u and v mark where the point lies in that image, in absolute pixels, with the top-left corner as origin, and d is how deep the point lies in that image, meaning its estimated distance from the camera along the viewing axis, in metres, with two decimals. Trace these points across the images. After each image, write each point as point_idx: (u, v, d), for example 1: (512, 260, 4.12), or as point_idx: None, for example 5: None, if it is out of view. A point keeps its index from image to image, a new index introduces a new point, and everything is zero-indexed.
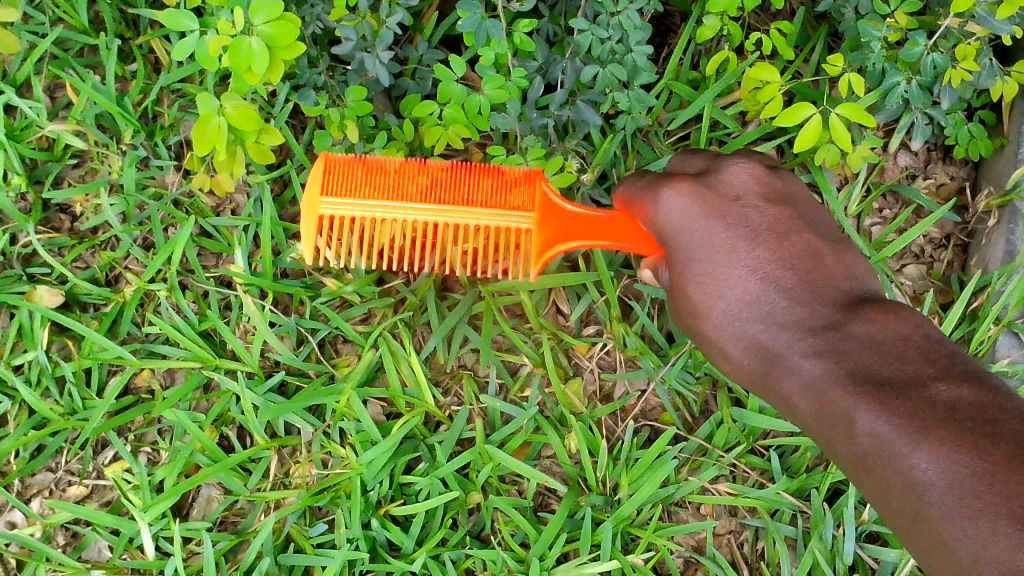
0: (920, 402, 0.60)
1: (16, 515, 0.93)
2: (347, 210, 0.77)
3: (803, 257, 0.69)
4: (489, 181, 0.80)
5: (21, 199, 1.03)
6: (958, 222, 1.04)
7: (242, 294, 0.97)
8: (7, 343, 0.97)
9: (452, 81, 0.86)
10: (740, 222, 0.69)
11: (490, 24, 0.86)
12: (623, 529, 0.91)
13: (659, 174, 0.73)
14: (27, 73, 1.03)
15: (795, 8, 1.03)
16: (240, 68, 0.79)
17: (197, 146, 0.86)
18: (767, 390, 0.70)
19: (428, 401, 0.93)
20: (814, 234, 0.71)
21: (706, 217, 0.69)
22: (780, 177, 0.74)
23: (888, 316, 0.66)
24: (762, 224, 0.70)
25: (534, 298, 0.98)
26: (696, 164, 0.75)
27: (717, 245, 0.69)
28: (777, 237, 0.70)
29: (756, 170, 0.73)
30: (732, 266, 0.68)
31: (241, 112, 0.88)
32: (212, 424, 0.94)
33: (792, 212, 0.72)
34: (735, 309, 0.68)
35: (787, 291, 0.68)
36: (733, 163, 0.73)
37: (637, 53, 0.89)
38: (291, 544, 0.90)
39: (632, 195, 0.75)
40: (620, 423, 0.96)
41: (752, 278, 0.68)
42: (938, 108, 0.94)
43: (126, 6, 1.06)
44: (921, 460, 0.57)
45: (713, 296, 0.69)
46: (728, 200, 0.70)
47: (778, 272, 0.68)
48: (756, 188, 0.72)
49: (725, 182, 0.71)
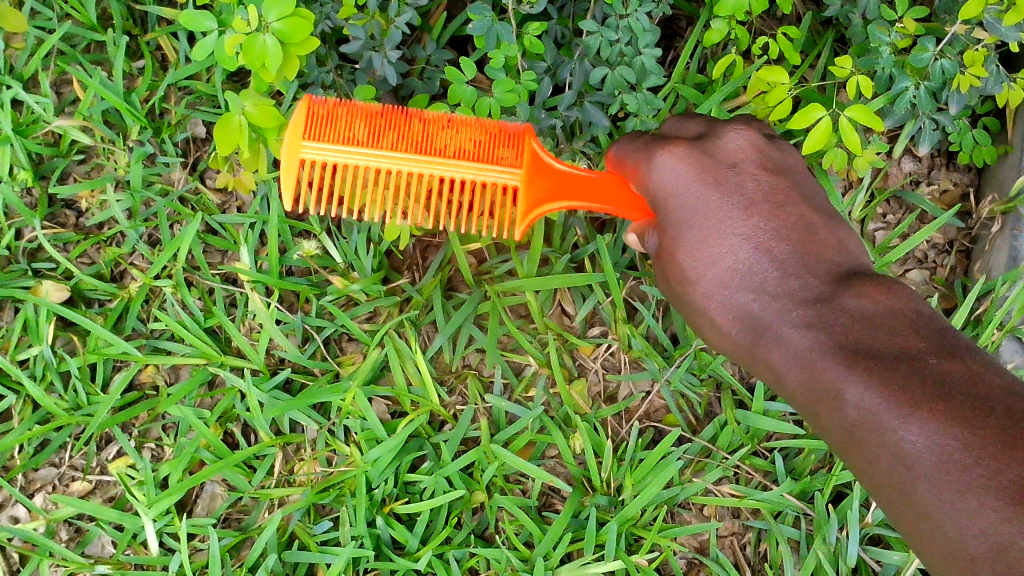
0: (910, 375, 0.59)
1: (20, 510, 0.93)
2: (329, 155, 0.75)
3: (797, 229, 0.69)
4: (479, 135, 0.78)
5: (27, 194, 1.03)
6: (961, 229, 1.04)
7: (248, 291, 0.97)
8: (11, 337, 0.97)
9: (461, 83, 0.87)
10: (736, 190, 0.69)
11: (500, 27, 0.87)
12: (627, 530, 0.91)
13: (654, 140, 0.73)
14: (34, 68, 1.03)
15: (802, 13, 1.04)
16: (254, 63, 0.81)
17: (218, 144, 0.86)
18: (755, 361, 0.70)
19: (433, 400, 0.94)
20: (808, 206, 0.71)
21: (700, 183, 0.69)
22: (777, 147, 0.73)
23: (880, 290, 0.65)
24: (758, 193, 0.69)
25: (540, 298, 0.98)
26: (693, 129, 0.75)
27: (711, 211, 0.68)
28: (773, 207, 0.69)
29: (754, 138, 0.72)
30: (725, 234, 0.68)
31: (262, 110, 0.88)
32: (217, 421, 0.94)
33: (788, 181, 0.71)
34: (725, 278, 0.68)
35: (779, 261, 0.67)
36: (730, 129, 0.72)
37: (646, 55, 0.90)
38: (295, 542, 0.90)
39: (626, 159, 0.75)
40: (625, 425, 0.96)
41: (745, 246, 0.68)
42: (944, 114, 0.94)
43: (134, 3, 1.07)
44: (909, 434, 0.57)
45: (704, 265, 0.69)
46: (725, 167, 0.70)
47: (771, 243, 0.68)
48: (754, 157, 0.71)
49: (722, 149, 0.71)
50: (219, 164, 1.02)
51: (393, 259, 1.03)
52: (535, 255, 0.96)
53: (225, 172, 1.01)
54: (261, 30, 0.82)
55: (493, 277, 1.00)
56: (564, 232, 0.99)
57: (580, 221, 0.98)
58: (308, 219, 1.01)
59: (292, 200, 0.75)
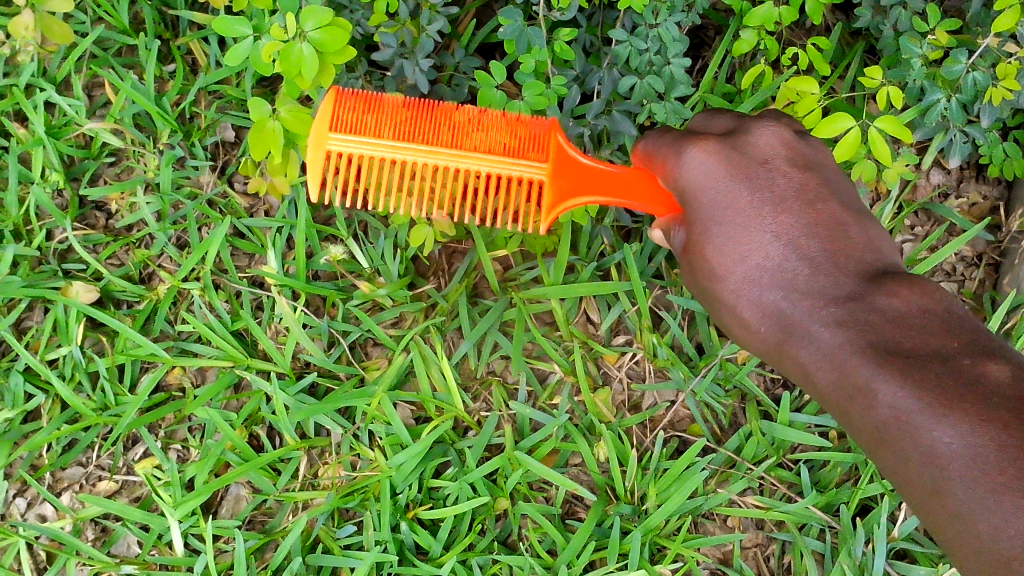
0: (943, 375, 0.60)
1: (47, 508, 0.94)
2: (355, 147, 0.74)
3: (828, 227, 0.67)
4: (506, 130, 0.76)
5: (58, 195, 1.04)
6: (990, 242, 1.04)
7: (275, 295, 0.97)
8: (41, 337, 0.98)
9: (491, 88, 0.88)
10: (766, 187, 0.67)
11: (531, 31, 0.88)
12: (651, 539, 0.91)
13: (682, 135, 0.72)
14: (67, 71, 1.04)
15: (831, 24, 1.04)
16: (291, 72, 0.82)
17: (253, 150, 0.87)
18: (782, 358, 0.69)
19: (458, 406, 0.94)
20: (839, 203, 0.69)
21: (731, 179, 0.67)
22: (808, 143, 0.72)
23: (912, 288, 0.65)
24: (788, 190, 0.68)
25: (565, 306, 0.98)
26: (722, 124, 0.73)
27: (740, 207, 0.67)
28: (803, 203, 0.68)
29: (785, 134, 0.71)
30: (755, 232, 0.67)
31: (296, 115, 0.89)
32: (243, 423, 0.95)
33: (818, 179, 0.70)
34: (753, 275, 0.67)
35: (809, 259, 0.67)
36: (760, 125, 0.71)
37: (675, 65, 0.90)
38: (319, 546, 0.91)
39: (654, 154, 0.73)
40: (649, 434, 0.96)
41: (775, 244, 0.67)
42: (975, 126, 0.93)
43: (166, 7, 1.08)
44: (942, 434, 0.58)
45: (732, 261, 0.67)
46: (755, 163, 0.68)
47: (802, 240, 0.67)
48: (784, 154, 0.70)
49: (753, 145, 0.69)
50: (250, 169, 1.01)
51: (419, 265, 1.03)
52: (561, 263, 0.96)
53: (256, 177, 1.01)
54: (297, 38, 0.83)
55: (519, 284, 1.00)
56: (590, 240, 0.99)
57: (606, 229, 0.98)
58: (335, 224, 1.02)
59: (317, 191, 0.74)
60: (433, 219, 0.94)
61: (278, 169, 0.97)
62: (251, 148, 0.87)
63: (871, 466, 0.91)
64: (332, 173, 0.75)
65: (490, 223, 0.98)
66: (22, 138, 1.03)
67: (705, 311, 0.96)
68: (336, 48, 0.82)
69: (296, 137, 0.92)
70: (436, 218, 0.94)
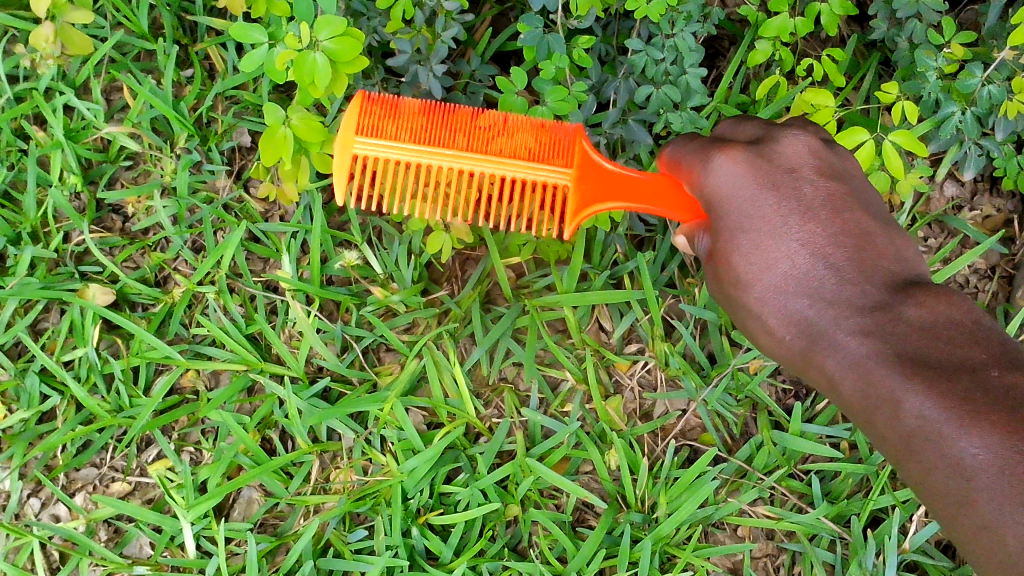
0: (972, 387, 0.61)
1: (61, 508, 0.95)
2: (380, 151, 0.74)
3: (856, 236, 0.68)
4: (532, 135, 0.77)
5: (75, 198, 1.05)
6: (1004, 255, 1.03)
7: (290, 299, 0.97)
8: (57, 338, 0.99)
9: (512, 93, 0.89)
10: (794, 196, 0.67)
11: (550, 38, 0.89)
12: (661, 548, 0.91)
13: (708, 143, 0.72)
14: (86, 74, 1.05)
15: (846, 35, 1.04)
16: (304, 82, 0.82)
17: (262, 155, 0.88)
18: (807, 366, 0.70)
19: (469, 412, 0.94)
20: (866, 213, 0.69)
21: (758, 187, 0.67)
22: (834, 152, 0.72)
23: (939, 299, 0.65)
24: (816, 199, 0.68)
25: (578, 314, 0.98)
26: (748, 131, 0.73)
27: (768, 216, 0.67)
28: (830, 212, 0.68)
29: (812, 143, 0.71)
30: (782, 240, 0.67)
31: (308, 125, 0.90)
32: (256, 427, 0.96)
33: (845, 188, 0.70)
34: (780, 283, 0.67)
35: (836, 268, 0.67)
36: (787, 133, 0.71)
37: (691, 75, 0.91)
38: (330, 549, 0.91)
39: (681, 161, 0.73)
40: (661, 443, 0.96)
41: (802, 252, 0.67)
42: (990, 139, 0.93)
43: (184, 13, 1.09)
44: (971, 445, 0.59)
45: (759, 269, 0.67)
46: (783, 171, 0.68)
47: (829, 249, 0.67)
48: (811, 162, 0.70)
49: (781, 153, 0.69)
50: (261, 173, 1.03)
51: (433, 271, 1.03)
52: (574, 270, 0.96)
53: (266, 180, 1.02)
54: (311, 48, 0.83)
55: (532, 291, 1.00)
56: (603, 248, 1.00)
57: (620, 238, 0.98)
58: (350, 229, 1.03)
59: (342, 195, 0.74)
60: (449, 225, 0.95)
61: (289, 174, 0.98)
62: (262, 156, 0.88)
63: (882, 478, 0.91)
64: (357, 176, 0.75)
65: (504, 230, 0.98)
66: (41, 141, 1.04)
67: (717, 321, 0.97)
68: (349, 58, 0.83)
69: (306, 143, 0.93)
70: (452, 225, 0.94)
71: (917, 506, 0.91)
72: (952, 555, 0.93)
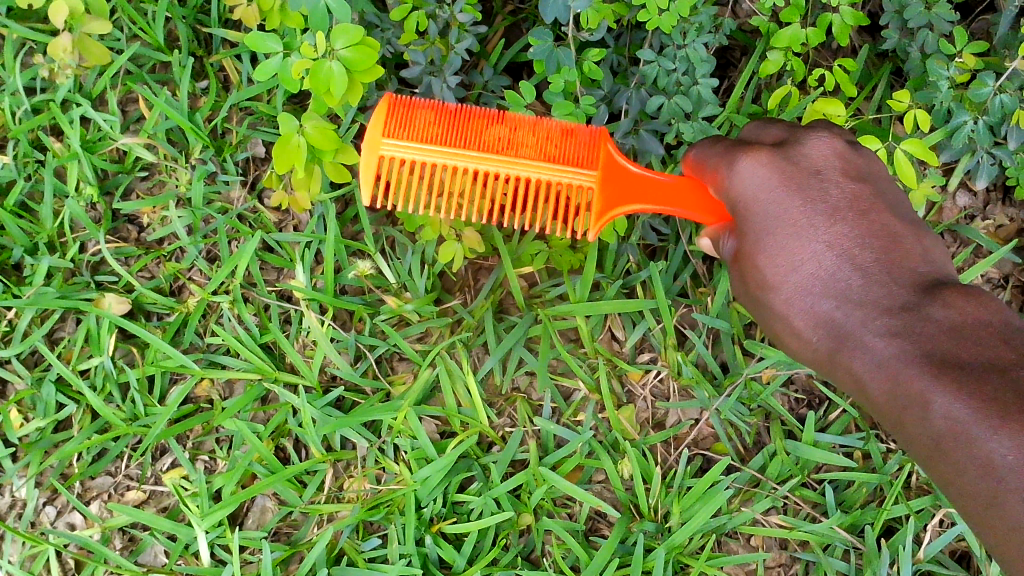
0: (1001, 387, 0.59)
1: (76, 517, 0.96)
2: (408, 153, 0.75)
3: (882, 237, 0.68)
4: (554, 137, 0.79)
5: (92, 208, 1.06)
6: (1017, 264, 1.03)
7: (304, 309, 0.99)
8: (74, 347, 0.99)
9: (520, 106, 0.90)
10: (819, 198, 0.68)
11: (561, 52, 0.89)
12: (675, 557, 0.91)
13: (733, 146, 0.72)
14: (103, 86, 1.06)
15: (858, 46, 1.04)
16: (319, 88, 0.83)
17: (277, 164, 0.87)
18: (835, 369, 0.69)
19: (482, 421, 0.95)
20: (893, 214, 0.69)
21: (783, 188, 0.68)
22: (860, 154, 0.72)
23: (968, 301, 0.64)
24: (841, 200, 0.68)
25: (590, 323, 0.99)
26: (773, 134, 0.74)
27: (793, 217, 0.67)
28: (855, 213, 0.68)
29: (836, 145, 0.71)
30: (807, 241, 0.67)
31: (322, 133, 0.89)
32: (270, 435, 0.96)
33: (871, 190, 0.70)
34: (807, 284, 0.67)
35: (862, 269, 0.67)
36: (813, 136, 0.71)
37: (702, 84, 0.91)
38: (343, 558, 0.91)
39: (706, 164, 0.74)
40: (673, 452, 0.96)
41: (828, 254, 0.67)
42: (1002, 148, 0.93)
43: (199, 25, 1.10)
44: (1001, 445, 0.57)
45: (784, 269, 0.67)
46: (808, 173, 0.69)
47: (855, 250, 0.67)
48: (836, 164, 0.70)
49: (806, 155, 0.70)
50: (273, 182, 1.02)
51: (446, 280, 1.04)
52: (587, 280, 0.97)
53: (279, 190, 1.02)
54: (327, 55, 0.83)
55: (544, 301, 1.01)
56: (615, 258, 1.00)
57: (632, 247, 0.98)
58: (363, 239, 1.04)
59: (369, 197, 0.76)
60: (462, 235, 0.95)
61: (300, 182, 0.96)
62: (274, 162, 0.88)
63: (896, 487, 0.91)
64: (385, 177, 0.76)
65: (516, 240, 0.99)
66: (57, 152, 1.05)
67: (730, 330, 0.97)
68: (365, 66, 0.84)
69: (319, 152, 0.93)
70: (465, 234, 0.95)
71: (931, 516, 0.91)
72: (966, 565, 0.93)
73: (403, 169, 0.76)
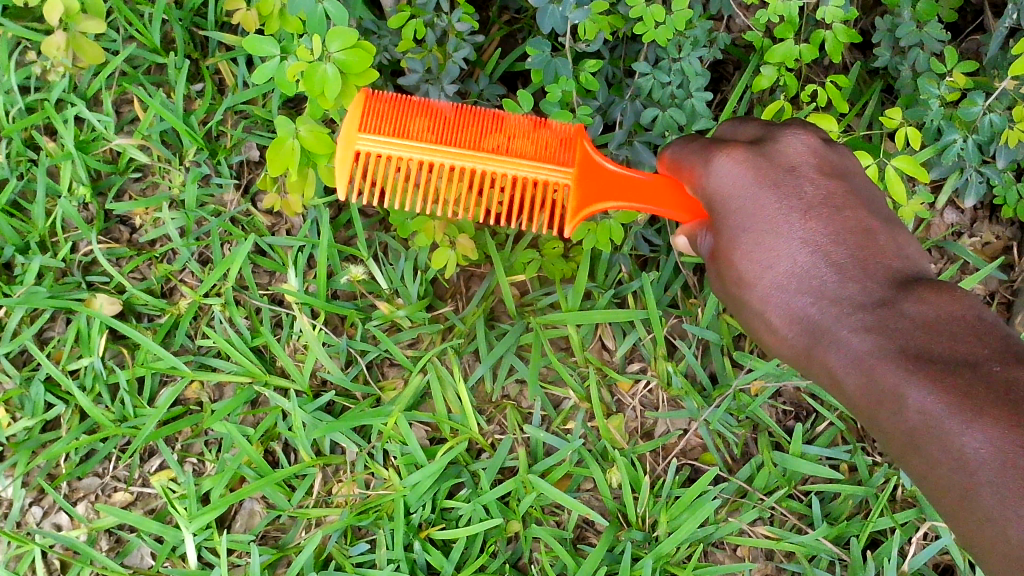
0: (974, 381, 0.57)
1: (62, 517, 0.95)
2: (385, 148, 0.75)
3: (858, 234, 0.66)
4: (533, 135, 0.79)
5: (84, 208, 1.06)
6: (1003, 281, 1.04)
7: (296, 312, 0.99)
8: (64, 347, 0.99)
9: (517, 114, 0.90)
10: (794, 194, 0.66)
11: (558, 62, 0.91)
12: (662, 566, 0.92)
13: (708, 143, 0.71)
14: (98, 87, 1.06)
15: (849, 63, 1.06)
16: (313, 91, 0.82)
17: (270, 167, 0.88)
18: (811, 367, 0.67)
19: (472, 428, 0.95)
20: (868, 211, 0.68)
21: (757, 184, 0.66)
22: (835, 152, 0.71)
23: (941, 295, 0.63)
24: (817, 197, 0.67)
25: (581, 332, 0.99)
26: (749, 132, 0.73)
27: (768, 213, 0.66)
28: (830, 210, 0.67)
29: (811, 141, 0.70)
30: (783, 238, 0.65)
31: (317, 137, 0.88)
32: (259, 439, 0.96)
33: (846, 186, 0.69)
34: (783, 281, 0.66)
35: (838, 265, 0.65)
36: (788, 132, 0.70)
37: (697, 98, 0.92)
38: (331, 563, 0.91)
39: (683, 161, 0.72)
40: (661, 462, 0.97)
41: (803, 251, 0.65)
42: (990, 167, 0.94)
43: (196, 28, 1.10)
44: (973, 439, 0.56)
45: (760, 266, 0.66)
46: (783, 170, 0.67)
47: (830, 247, 0.65)
48: (812, 161, 0.69)
49: (782, 151, 0.69)
50: (268, 186, 1.02)
51: (438, 287, 1.04)
52: (580, 288, 0.97)
53: (273, 194, 1.01)
54: (322, 59, 0.84)
55: (536, 309, 1.01)
56: (607, 267, 1.01)
57: (624, 257, 0.99)
58: (356, 245, 1.04)
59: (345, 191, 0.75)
60: (455, 242, 0.96)
61: (296, 186, 0.96)
62: (269, 166, 0.88)
63: (881, 500, 0.91)
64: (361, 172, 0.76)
65: (509, 248, 1.00)
66: (51, 152, 1.05)
67: (720, 342, 0.98)
68: (359, 69, 0.84)
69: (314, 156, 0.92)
70: (459, 241, 0.95)
71: (915, 528, 0.92)
72: None
73: (382, 164, 0.76)
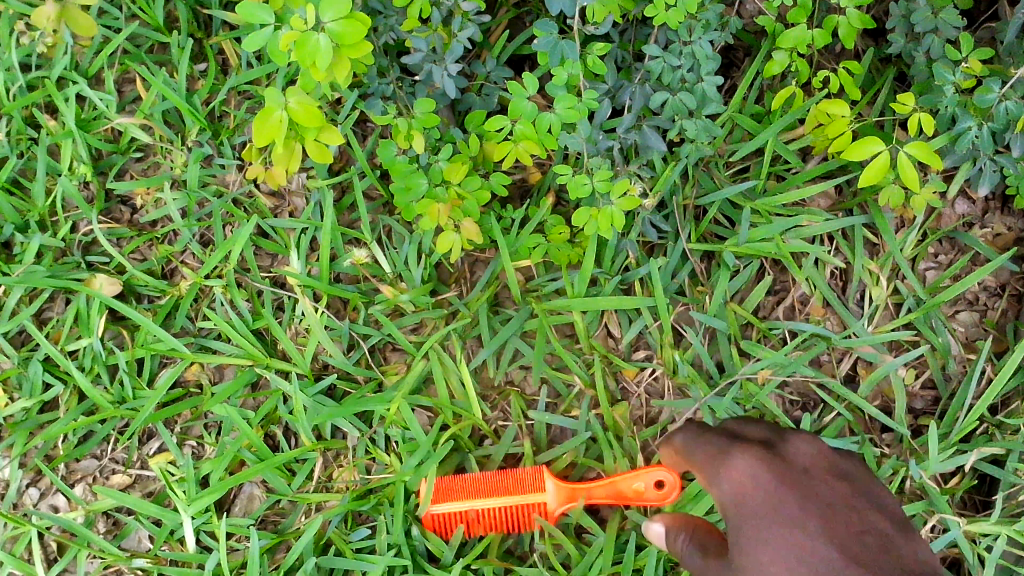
0: None
1: (60, 499, 0.94)
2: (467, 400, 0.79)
3: (861, 506, 0.57)
4: None
5: (84, 187, 1.05)
6: (1015, 273, 0.99)
7: (298, 295, 0.98)
8: (62, 328, 0.98)
9: (522, 98, 0.84)
10: (802, 485, 0.56)
11: (564, 44, 0.86)
12: (666, 556, 0.90)
13: (721, 441, 0.61)
14: (100, 65, 1.05)
15: (862, 50, 1.04)
16: (305, 62, 0.77)
17: (254, 137, 0.81)
18: (823, 509, 0.56)
19: (475, 414, 0.94)
20: (884, 516, 0.57)
21: (765, 482, 0.57)
22: (854, 465, 0.61)
23: None
24: (827, 495, 0.57)
25: (587, 319, 0.98)
26: (756, 434, 0.63)
27: (769, 501, 0.56)
28: (841, 507, 0.56)
29: (827, 453, 0.60)
30: (782, 528, 0.55)
31: (308, 111, 0.82)
32: (260, 422, 0.95)
33: (859, 491, 0.58)
34: (779, 556, 0.54)
35: (843, 541, 0.54)
36: (800, 436, 0.61)
37: (707, 82, 0.90)
38: (331, 548, 0.90)
39: (690, 454, 0.62)
40: (666, 450, 0.96)
41: (806, 533, 0.54)
42: (1005, 156, 0.93)
43: (199, 6, 1.08)
44: None
45: (753, 534, 0.55)
46: (796, 471, 0.58)
47: (838, 525, 0.54)
48: (825, 471, 0.59)
49: (795, 455, 0.60)
50: (254, 155, 1.02)
51: (442, 271, 1.03)
52: (586, 274, 0.96)
53: (257, 164, 1.01)
54: (316, 29, 0.78)
55: (541, 295, 1.00)
56: (614, 253, 0.99)
57: (632, 244, 0.97)
58: (360, 227, 1.03)
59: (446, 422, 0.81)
60: (460, 225, 0.94)
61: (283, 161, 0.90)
62: (253, 137, 0.81)
63: (888, 492, 0.90)
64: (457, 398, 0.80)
65: (515, 233, 0.99)
66: (51, 130, 1.04)
67: (727, 330, 0.97)
68: (353, 41, 0.78)
69: (304, 129, 0.87)
70: (463, 225, 0.94)
71: (923, 521, 0.91)
72: (956, 572, 0.92)
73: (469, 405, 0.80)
